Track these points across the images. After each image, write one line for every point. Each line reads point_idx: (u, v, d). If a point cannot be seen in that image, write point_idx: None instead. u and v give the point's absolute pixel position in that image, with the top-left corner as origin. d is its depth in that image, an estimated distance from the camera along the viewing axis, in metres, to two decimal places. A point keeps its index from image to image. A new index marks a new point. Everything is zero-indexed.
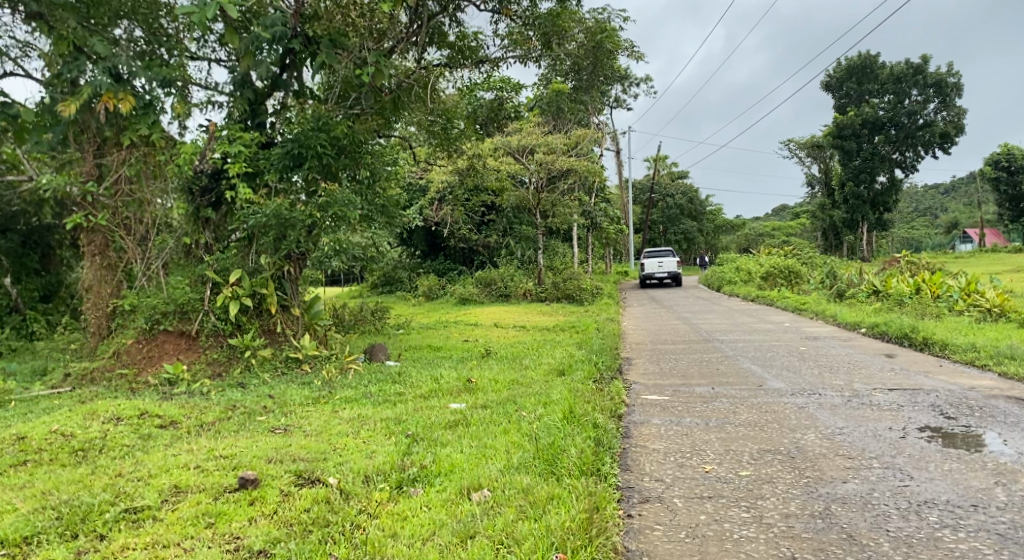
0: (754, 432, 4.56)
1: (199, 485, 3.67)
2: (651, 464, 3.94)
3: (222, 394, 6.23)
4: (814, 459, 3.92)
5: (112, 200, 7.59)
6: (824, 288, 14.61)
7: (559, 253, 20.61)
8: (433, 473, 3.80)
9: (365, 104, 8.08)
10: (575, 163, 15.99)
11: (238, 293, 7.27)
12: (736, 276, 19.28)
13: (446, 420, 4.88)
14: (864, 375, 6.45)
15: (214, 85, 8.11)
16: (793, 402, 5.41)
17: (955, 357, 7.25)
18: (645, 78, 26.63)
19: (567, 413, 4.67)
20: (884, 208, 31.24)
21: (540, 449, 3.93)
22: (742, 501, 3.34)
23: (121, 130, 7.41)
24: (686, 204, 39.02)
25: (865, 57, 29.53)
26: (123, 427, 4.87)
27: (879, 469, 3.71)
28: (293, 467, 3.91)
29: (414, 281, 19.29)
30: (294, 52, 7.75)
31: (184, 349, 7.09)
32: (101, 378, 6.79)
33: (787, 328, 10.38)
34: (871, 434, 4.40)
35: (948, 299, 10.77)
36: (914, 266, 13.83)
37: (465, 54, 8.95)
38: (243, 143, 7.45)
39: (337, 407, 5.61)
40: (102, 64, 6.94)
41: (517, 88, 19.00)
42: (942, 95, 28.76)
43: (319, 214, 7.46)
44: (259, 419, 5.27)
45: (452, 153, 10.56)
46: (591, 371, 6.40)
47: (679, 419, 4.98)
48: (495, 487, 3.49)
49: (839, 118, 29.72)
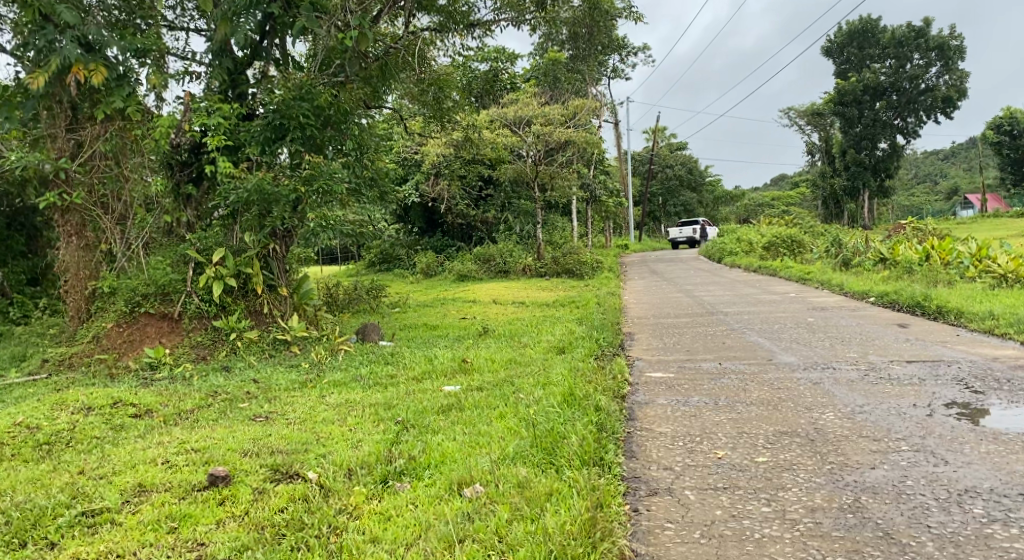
0: (768, 412, 4.24)
1: (166, 483, 3.35)
2: (659, 450, 3.63)
3: (204, 379, 5.93)
4: (837, 442, 3.61)
5: (87, 177, 7.10)
6: (828, 256, 14.20)
7: (558, 227, 20.19)
8: (422, 465, 3.48)
9: (349, 70, 7.63)
10: (573, 134, 15.51)
11: (221, 273, 6.90)
12: (738, 246, 18.93)
13: (439, 405, 4.57)
14: (878, 347, 6.14)
15: (191, 54, 7.68)
16: (807, 378, 5.10)
17: (972, 326, 6.91)
18: (643, 46, 26.04)
19: (567, 395, 4.37)
20: (886, 174, 30.65)
21: (538, 436, 3.63)
22: (762, 493, 3.03)
23: (95, 103, 6.96)
24: (686, 175, 38.43)
25: (865, 21, 28.84)
26: (93, 418, 4.55)
27: (909, 453, 3.39)
28: (270, 461, 3.58)
29: (412, 259, 18.92)
30: (274, 18, 7.31)
31: (167, 332, 6.74)
32: (80, 364, 6.45)
33: (792, 299, 10.07)
34: (895, 413, 4.08)
35: (958, 265, 10.41)
36: (920, 234, 13.45)
37: (456, 18, 8.39)
38: (222, 115, 7.04)
39: (324, 392, 5.30)
40: (70, 33, 6.49)
41: (512, 59, 18.52)
42: (944, 58, 28.16)
43: (303, 189, 7.06)
44: (241, 406, 4.95)
45: (445, 125, 10.22)
46: (591, 349, 6.11)
47: (686, 398, 4.66)
48: (487, 481, 3.17)
49: (840, 85, 29.11)
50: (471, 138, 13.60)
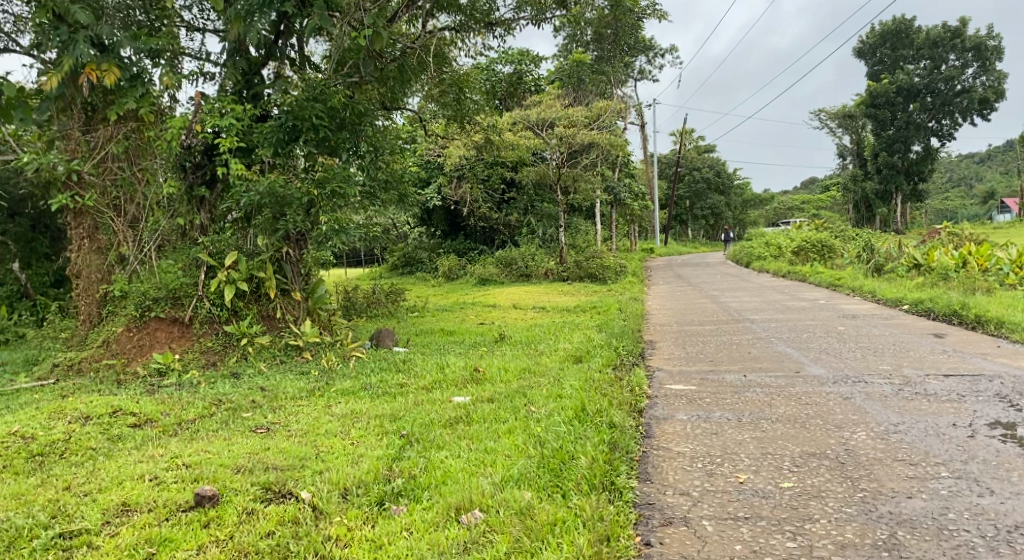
0: (795, 430, 3.95)
1: (151, 502, 3.21)
2: (676, 473, 3.37)
3: (211, 385, 5.80)
4: (869, 466, 3.31)
5: (99, 178, 7.03)
6: (859, 262, 13.70)
7: (581, 231, 19.88)
8: (421, 486, 3.28)
9: (364, 71, 7.51)
10: (598, 137, 15.24)
11: (233, 277, 6.77)
12: (766, 251, 18.50)
13: (447, 417, 4.36)
14: (913, 358, 5.80)
15: (205, 54, 7.59)
16: (837, 392, 4.79)
17: (1014, 338, 6.52)
18: (670, 48, 25.68)
19: (579, 411, 4.14)
20: (919, 178, 29.94)
21: (545, 456, 3.41)
22: (786, 525, 2.78)
23: (109, 104, 6.90)
24: (714, 178, 37.77)
25: (900, 21, 28.17)
26: (90, 428, 4.43)
27: (949, 480, 3.09)
28: (261, 478, 3.41)
29: (433, 262, 18.76)
30: (288, 18, 7.14)
31: (176, 337, 6.61)
32: (88, 369, 6.33)
33: (822, 306, 9.69)
34: (933, 433, 3.78)
35: (997, 272, 9.99)
36: (957, 239, 12.95)
37: (475, 18, 8.17)
38: (235, 116, 6.89)
39: (332, 401, 5.11)
40: (83, 33, 6.38)
41: (536, 60, 18.29)
42: (982, 59, 27.41)
43: (316, 192, 6.89)
44: (244, 415, 4.80)
45: (465, 127, 10.03)
46: (610, 358, 5.86)
47: (707, 413, 4.40)
48: (488, 506, 2.98)
49: (872, 86, 28.41)
50: (493, 141, 13.42)
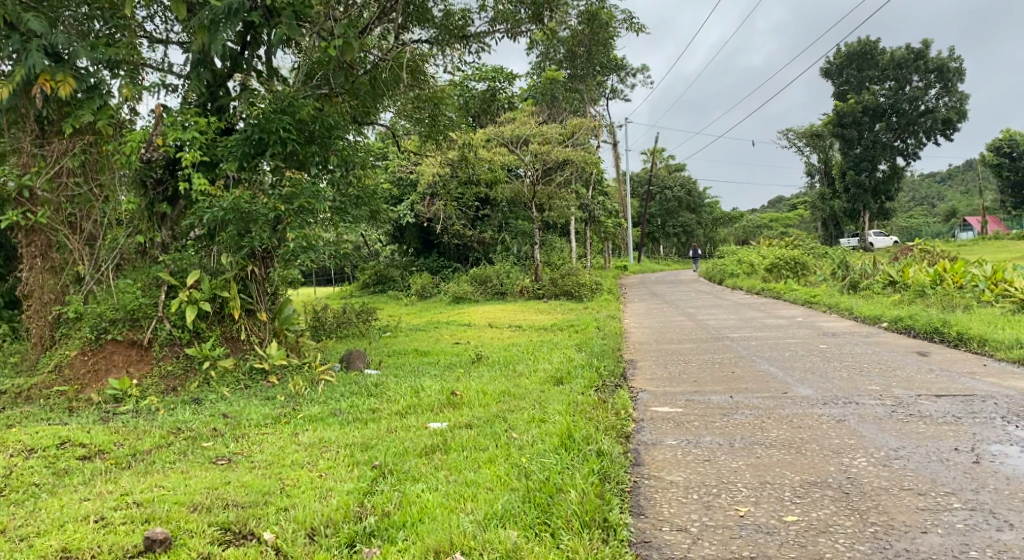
0: (792, 456, 3.76)
1: (95, 547, 2.90)
2: (671, 506, 3.14)
3: (170, 412, 5.45)
4: (876, 496, 3.12)
5: (54, 195, 6.55)
6: (833, 279, 13.68)
7: (556, 248, 19.71)
8: (395, 525, 3.00)
9: (334, 82, 7.20)
10: (572, 154, 15.10)
11: (196, 296, 6.42)
12: (739, 268, 18.52)
13: (423, 446, 4.08)
14: (902, 378, 5.68)
15: (167, 66, 7.29)
16: (829, 414, 4.62)
17: (1000, 356, 6.42)
18: (641, 67, 25.83)
19: (564, 438, 3.88)
20: (886, 197, 30.41)
21: (531, 489, 3.17)
22: None
23: (65, 116, 6.52)
24: (685, 197, 38.03)
25: (864, 43, 28.72)
26: (33, 461, 4.07)
27: (964, 512, 2.93)
28: (221, 517, 3.11)
29: (406, 281, 18.40)
30: (254, 28, 6.92)
31: (135, 360, 6.22)
32: (38, 396, 5.88)
33: (800, 324, 9.60)
34: (936, 458, 3.62)
35: (972, 289, 9.98)
36: (929, 255, 12.99)
37: (452, 32, 7.95)
38: (198, 129, 6.56)
39: (299, 429, 4.78)
40: (37, 42, 6.02)
41: (509, 77, 18.15)
42: (944, 81, 28.03)
43: (284, 207, 6.55)
44: (205, 445, 4.46)
45: (440, 144, 9.81)
46: (592, 380, 5.61)
47: (697, 438, 4.19)
48: (470, 548, 2.73)
49: (839, 106, 28.85)
50: (466, 157, 13.20)
